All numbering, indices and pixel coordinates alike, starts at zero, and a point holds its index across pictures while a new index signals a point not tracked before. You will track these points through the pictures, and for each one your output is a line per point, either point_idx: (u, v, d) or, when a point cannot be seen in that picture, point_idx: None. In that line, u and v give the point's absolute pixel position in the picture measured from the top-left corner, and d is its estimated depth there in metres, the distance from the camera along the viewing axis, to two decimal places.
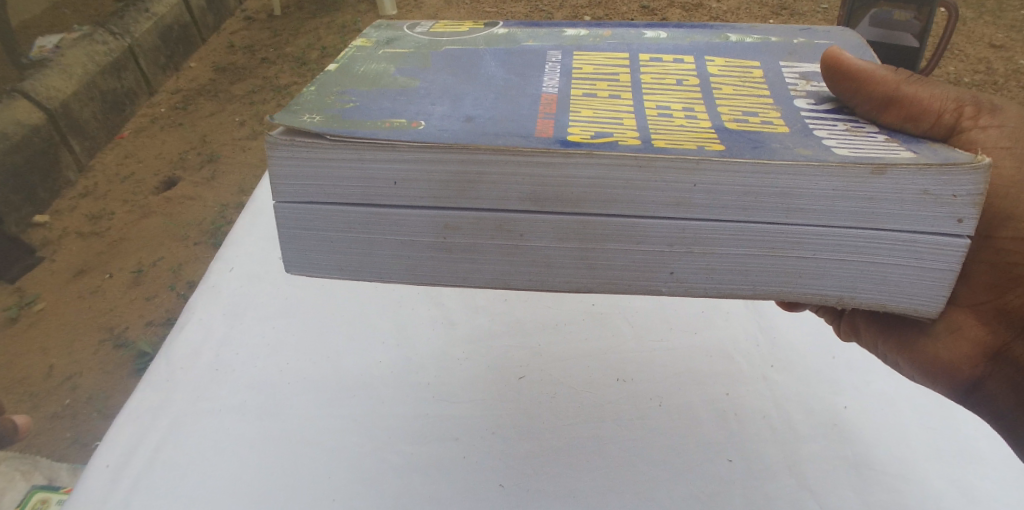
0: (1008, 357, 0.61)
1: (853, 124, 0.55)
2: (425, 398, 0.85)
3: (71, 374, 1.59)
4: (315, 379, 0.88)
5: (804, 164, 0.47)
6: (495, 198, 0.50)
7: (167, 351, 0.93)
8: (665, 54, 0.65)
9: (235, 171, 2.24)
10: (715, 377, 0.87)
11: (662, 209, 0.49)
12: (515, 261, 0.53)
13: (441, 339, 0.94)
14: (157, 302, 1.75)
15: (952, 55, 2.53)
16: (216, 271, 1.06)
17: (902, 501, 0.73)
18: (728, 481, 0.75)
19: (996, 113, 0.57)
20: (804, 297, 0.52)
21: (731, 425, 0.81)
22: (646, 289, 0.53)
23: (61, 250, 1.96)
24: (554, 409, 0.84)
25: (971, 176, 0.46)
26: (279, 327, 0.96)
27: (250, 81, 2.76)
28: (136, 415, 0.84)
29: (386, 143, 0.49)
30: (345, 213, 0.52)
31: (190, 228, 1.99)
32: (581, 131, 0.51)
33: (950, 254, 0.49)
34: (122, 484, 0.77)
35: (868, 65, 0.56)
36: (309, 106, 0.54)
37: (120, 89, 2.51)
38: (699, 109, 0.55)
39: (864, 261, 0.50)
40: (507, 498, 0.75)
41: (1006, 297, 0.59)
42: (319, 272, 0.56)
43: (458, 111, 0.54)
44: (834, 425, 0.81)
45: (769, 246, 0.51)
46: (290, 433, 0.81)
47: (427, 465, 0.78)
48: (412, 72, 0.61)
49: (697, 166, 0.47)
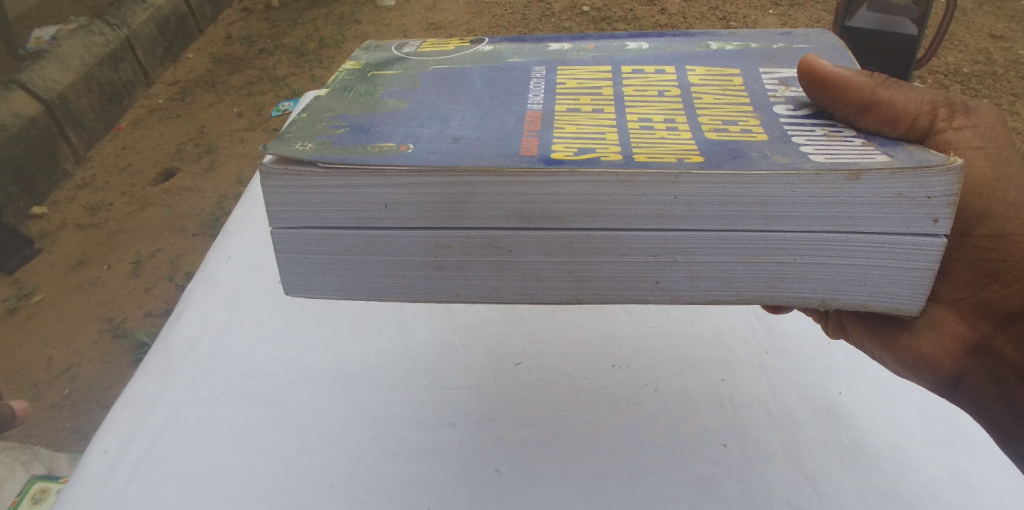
0: (988, 350, 0.63)
1: (831, 129, 0.57)
2: (423, 385, 0.88)
3: (71, 364, 1.63)
4: (320, 367, 0.91)
5: (779, 173, 0.49)
6: (484, 217, 0.52)
7: (164, 340, 0.96)
8: (647, 65, 0.67)
9: (233, 162, 2.25)
10: (709, 363, 0.89)
11: (645, 222, 0.51)
12: (506, 275, 0.55)
13: (440, 327, 0.96)
14: (156, 293, 1.78)
15: (951, 45, 2.52)
16: (213, 260, 1.10)
17: (889, 484, 0.75)
18: (723, 465, 0.78)
19: (970, 114, 0.59)
20: (787, 300, 0.54)
21: (726, 410, 0.84)
22: (633, 298, 0.55)
23: (59, 241, 1.98)
24: (550, 396, 0.86)
25: (944, 177, 0.48)
26: (276, 315, 0.98)
27: (247, 72, 2.77)
28: (134, 402, 0.88)
29: (376, 169, 0.51)
30: (341, 236, 0.54)
31: (189, 219, 2.01)
32: (564, 148, 0.52)
33: (927, 253, 0.51)
34: (123, 469, 0.80)
35: (845, 72, 0.58)
36: (302, 133, 0.56)
37: (117, 80, 2.52)
38: (679, 120, 0.57)
39: (843, 265, 0.52)
40: (503, 483, 0.77)
41: (984, 292, 0.61)
42: (320, 293, 0.58)
43: (445, 132, 0.56)
44: (830, 411, 0.83)
45: (751, 253, 0.53)
46: (290, 422, 0.84)
47: (423, 450, 0.81)
48: (400, 94, 0.63)
49: (677, 179, 0.49)
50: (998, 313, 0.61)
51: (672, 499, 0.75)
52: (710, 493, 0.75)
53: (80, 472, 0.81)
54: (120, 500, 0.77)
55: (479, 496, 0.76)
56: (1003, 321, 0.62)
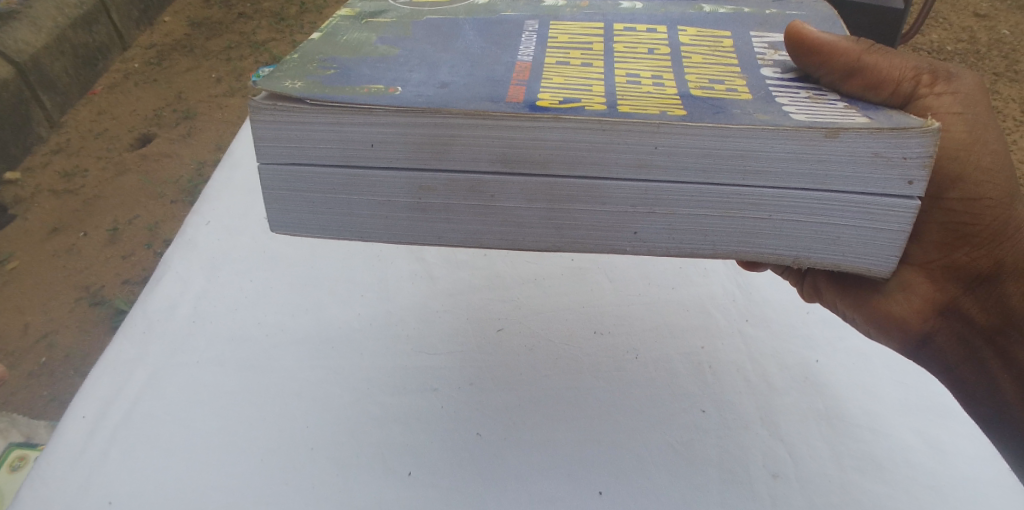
0: (956, 312, 0.65)
1: (815, 92, 0.58)
2: (406, 350, 0.89)
3: (47, 331, 1.60)
4: (298, 333, 0.90)
5: (759, 127, 0.50)
6: (468, 160, 0.53)
7: (143, 303, 0.95)
8: (639, 24, 0.67)
9: (212, 128, 2.22)
10: (691, 330, 0.91)
11: (625, 171, 0.52)
12: (487, 220, 0.56)
13: (422, 292, 0.97)
14: (134, 261, 1.76)
15: (935, 23, 2.55)
16: (192, 224, 1.09)
17: (864, 450, 0.77)
18: (703, 430, 0.79)
19: (951, 81, 0.60)
20: (761, 256, 0.56)
21: (707, 378, 0.85)
22: (612, 248, 0.56)
23: (33, 207, 1.94)
24: (533, 362, 0.87)
25: (921, 139, 0.49)
26: (258, 279, 0.98)
27: (226, 36, 2.72)
28: (112, 367, 0.87)
29: (363, 108, 0.51)
30: (326, 175, 0.55)
31: (166, 186, 1.98)
32: (550, 97, 0.53)
33: (901, 214, 0.52)
34: (100, 435, 0.80)
35: (832, 37, 0.59)
36: (291, 73, 0.55)
37: (91, 43, 2.46)
38: (667, 76, 0.57)
39: (818, 222, 0.53)
40: (486, 447, 0.78)
41: (954, 255, 0.62)
42: (303, 232, 0.58)
43: (435, 78, 0.56)
44: (806, 378, 0.85)
45: (728, 207, 0.53)
46: (270, 385, 0.84)
47: (405, 414, 0.82)
48: (392, 41, 0.63)
49: (659, 129, 0.50)
50: (967, 276, 0.63)
51: (651, 464, 0.77)
52: (689, 457, 0.77)
53: (58, 437, 0.81)
54: (100, 464, 0.77)
55: (460, 459, 0.77)
56: (970, 284, 0.63)
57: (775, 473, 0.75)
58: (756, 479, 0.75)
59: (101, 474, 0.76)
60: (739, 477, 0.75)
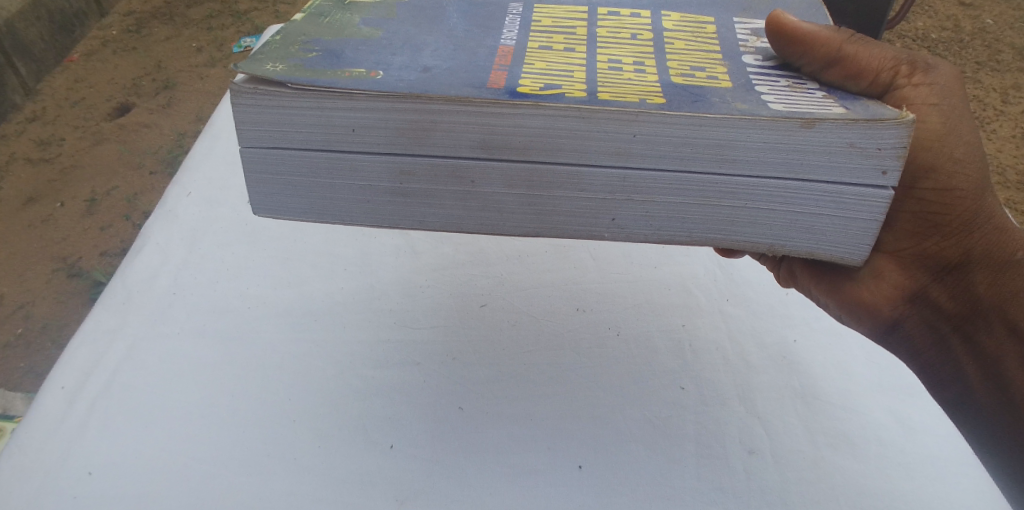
0: (924, 300, 0.66)
1: (794, 80, 0.59)
2: (387, 324, 0.89)
3: (23, 302, 1.59)
4: (280, 306, 0.91)
5: (736, 117, 0.50)
6: (448, 145, 0.53)
7: (123, 275, 0.95)
8: (623, 9, 0.68)
9: (193, 98, 2.19)
10: (671, 308, 0.92)
11: (604, 158, 0.53)
12: (468, 205, 0.56)
13: (406, 267, 0.97)
14: (112, 233, 1.75)
15: (921, 11, 2.57)
16: (171, 195, 1.09)
17: (836, 428, 0.80)
18: (680, 406, 0.81)
19: (929, 72, 0.60)
20: (737, 244, 0.57)
21: (686, 354, 0.87)
22: (590, 234, 0.57)
23: (9, 176, 1.92)
24: (515, 337, 0.89)
25: (895, 131, 0.50)
26: (239, 251, 0.99)
27: (208, 5, 2.68)
28: (92, 338, 0.87)
29: (345, 92, 0.51)
30: (308, 158, 0.55)
31: (146, 156, 1.96)
32: (531, 83, 0.53)
33: (873, 204, 0.53)
34: (80, 405, 0.80)
35: (812, 28, 0.59)
36: (274, 55, 0.55)
37: (67, 10, 2.43)
38: (648, 63, 0.58)
39: (793, 211, 0.54)
40: (466, 419, 0.80)
41: (924, 244, 0.63)
42: (285, 214, 0.58)
43: (417, 61, 0.56)
44: (783, 357, 0.87)
45: (704, 195, 0.54)
46: (251, 358, 0.85)
47: (386, 387, 0.83)
48: (377, 22, 0.63)
49: (637, 117, 0.51)
50: (936, 264, 0.64)
51: (630, 438, 0.78)
52: (667, 431, 0.79)
53: (38, 407, 0.81)
54: (80, 434, 0.78)
55: (442, 432, 0.79)
56: (939, 273, 0.65)
57: (750, 448, 0.77)
58: (731, 453, 0.77)
59: (80, 444, 0.77)
60: (715, 452, 0.77)
